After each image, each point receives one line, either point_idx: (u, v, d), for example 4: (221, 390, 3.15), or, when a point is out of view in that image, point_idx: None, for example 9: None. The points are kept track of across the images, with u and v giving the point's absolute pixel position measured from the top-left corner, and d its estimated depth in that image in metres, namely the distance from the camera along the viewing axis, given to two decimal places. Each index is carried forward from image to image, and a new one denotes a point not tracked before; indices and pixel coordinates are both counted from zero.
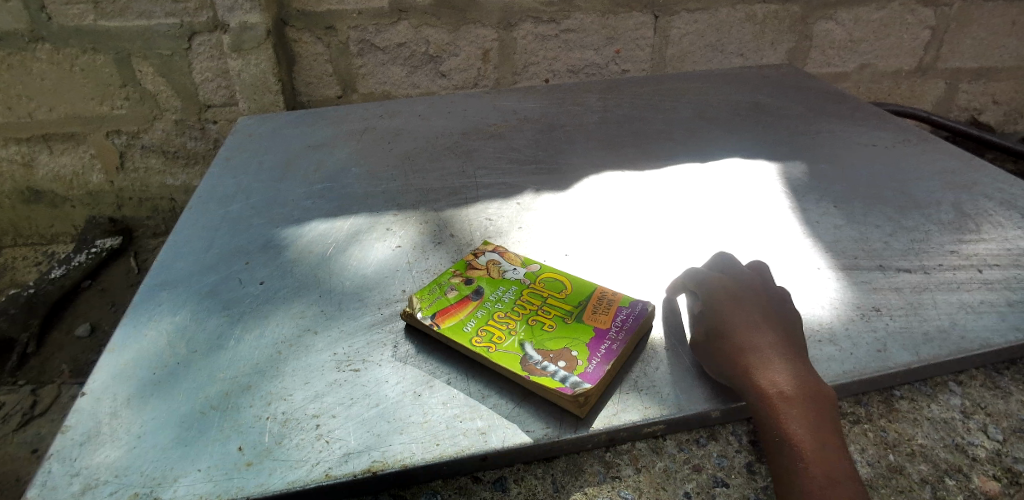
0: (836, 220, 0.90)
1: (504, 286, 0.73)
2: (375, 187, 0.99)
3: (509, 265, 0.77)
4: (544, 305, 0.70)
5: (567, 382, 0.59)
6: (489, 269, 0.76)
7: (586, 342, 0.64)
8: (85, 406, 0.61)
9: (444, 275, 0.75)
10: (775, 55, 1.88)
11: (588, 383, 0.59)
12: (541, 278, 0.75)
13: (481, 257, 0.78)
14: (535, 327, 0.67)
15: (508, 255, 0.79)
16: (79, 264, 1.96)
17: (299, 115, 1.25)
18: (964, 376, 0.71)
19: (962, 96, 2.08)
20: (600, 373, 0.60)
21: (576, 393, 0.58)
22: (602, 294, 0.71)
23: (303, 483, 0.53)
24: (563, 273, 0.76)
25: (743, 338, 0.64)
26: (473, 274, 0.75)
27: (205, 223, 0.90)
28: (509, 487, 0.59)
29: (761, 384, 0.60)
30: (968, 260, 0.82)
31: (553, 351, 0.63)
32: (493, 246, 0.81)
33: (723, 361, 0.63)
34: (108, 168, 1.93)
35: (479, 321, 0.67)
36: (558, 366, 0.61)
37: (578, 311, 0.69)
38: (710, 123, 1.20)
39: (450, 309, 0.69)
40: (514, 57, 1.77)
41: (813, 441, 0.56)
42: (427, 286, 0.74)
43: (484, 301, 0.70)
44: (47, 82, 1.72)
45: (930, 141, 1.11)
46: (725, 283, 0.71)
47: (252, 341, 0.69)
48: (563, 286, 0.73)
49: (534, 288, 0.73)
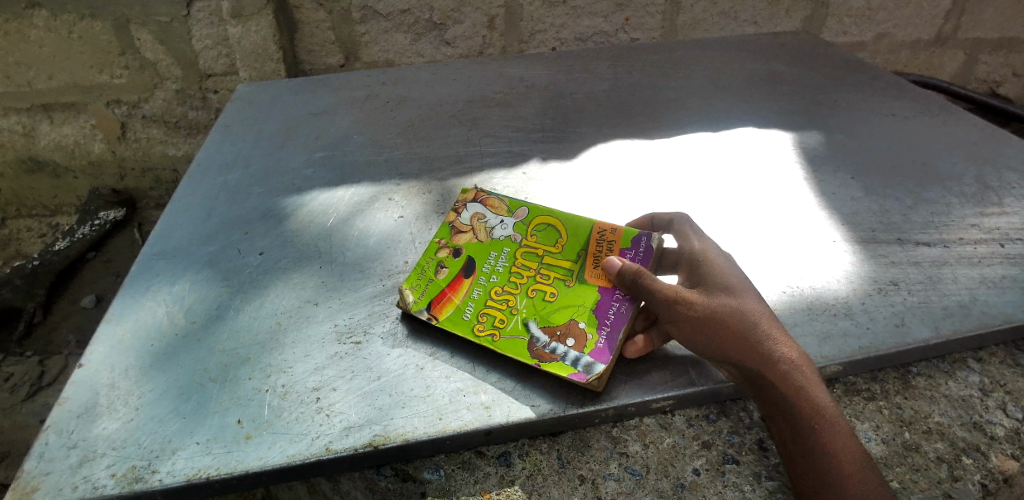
0: (853, 192, 0.87)
1: (495, 251, 0.69)
2: (377, 155, 0.96)
3: (494, 217, 0.73)
4: (540, 268, 0.67)
5: (578, 367, 0.58)
6: (475, 230, 0.72)
7: (592, 311, 0.62)
8: (83, 377, 0.60)
9: (431, 252, 0.70)
10: (790, 23, 1.81)
11: (600, 364, 0.57)
12: (534, 231, 0.71)
13: (464, 214, 0.73)
14: (537, 300, 0.64)
15: (488, 203, 0.74)
16: (84, 236, 1.94)
17: (300, 81, 1.22)
18: (983, 353, 0.69)
19: (981, 68, 2.01)
20: (609, 347, 0.59)
21: (590, 378, 0.56)
22: (599, 238, 0.67)
23: (303, 457, 0.53)
24: (554, 215, 0.71)
25: (738, 307, 0.58)
26: (459, 241, 0.71)
27: (202, 192, 0.88)
28: (513, 462, 0.58)
29: (771, 365, 0.56)
30: (988, 234, 0.79)
31: (559, 327, 0.61)
32: (473, 195, 0.76)
33: (718, 333, 0.56)
34: (109, 138, 1.90)
35: (477, 300, 0.64)
36: (567, 347, 0.59)
37: (578, 270, 0.66)
38: (723, 92, 1.16)
39: (444, 297, 0.65)
40: (520, 25, 1.71)
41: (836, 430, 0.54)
42: (414, 270, 0.69)
43: (480, 275, 0.67)
44: (45, 50, 1.69)
45: (952, 112, 1.07)
46: (698, 243, 0.64)
47: (251, 312, 0.67)
48: (557, 235, 0.70)
49: (530, 245, 0.69)
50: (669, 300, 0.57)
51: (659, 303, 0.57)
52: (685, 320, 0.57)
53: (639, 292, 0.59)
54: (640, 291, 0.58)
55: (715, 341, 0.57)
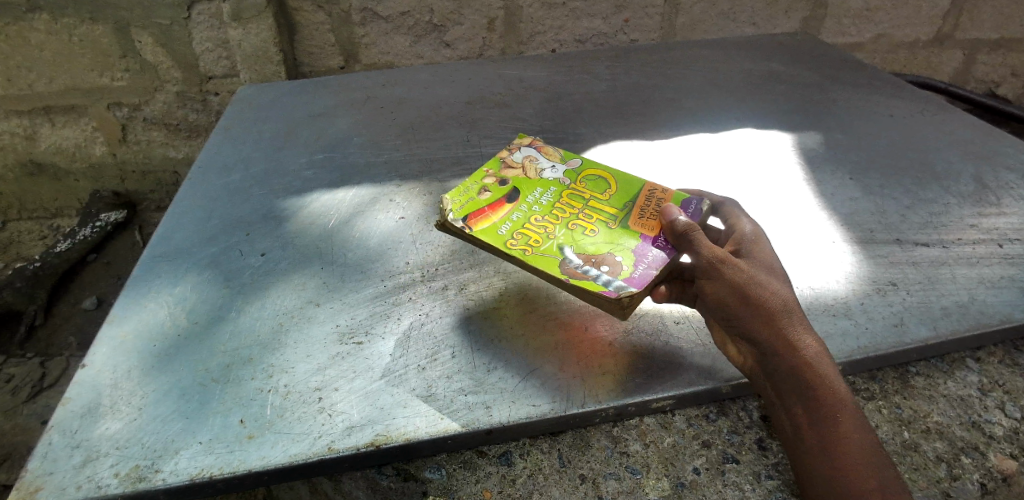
0: (852, 192, 0.87)
1: (541, 188, 0.72)
2: (377, 157, 0.96)
3: (547, 163, 0.76)
4: (585, 210, 0.69)
5: (610, 286, 0.57)
6: (526, 168, 0.75)
7: (632, 247, 0.62)
8: (85, 378, 0.60)
9: (479, 176, 0.72)
10: (789, 24, 1.82)
11: (631, 286, 0.57)
12: (584, 180, 0.73)
13: (516, 155, 0.77)
14: (576, 231, 0.65)
15: (544, 151, 0.78)
16: (84, 238, 1.93)
17: (300, 83, 1.22)
18: (982, 352, 0.69)
19: (979, 68, 2.01)
20: (645, 277, 0.58)
21: (619, 295, 0.56)
22: (648, 194, 0.70)
23: (305, 457, 0.53)
24: (603, 170, 0.75)
25: (779, 289, 0.57)
26: (509, 174, 0.73)
27: (204, 194, 0.88)
28: (514, 461, 0.59)
29: (790, 351, 0.55)
30: (987, 234, 0.80)
31: (595, 257, 0.61)
32: (528, 142, 0.80)
33: (754, 308, 0.56)
34: (110, 141, 1.91)
35: (517, 222, 0.65)
36: (600, 271, 0.59)
37: (622, 216, 0.67)
38: (722, 93, 1.17)
39: (484, 212, 0.66)
40: (519, 26, 1.72)
41: (850, 429, 0.53)
42: (461, 185, 0.70)
43: (523, 206, 0.68)
44: (46, 53, 1.69)
45: (950, 112, 1.07)
46: (751, 226, 0.65)
47: (253, 313, 0.67)
48: (606, 186, 0.72)
49: (577, 190, 0.72)
50: (712, 264, 0.57)
51: (704, 265, 0.57)
52: (724, 286, 0.56)
53: (686, 247, 0.59)
54: (687, 246, 0.58)
55: (749, 316, 0.56)
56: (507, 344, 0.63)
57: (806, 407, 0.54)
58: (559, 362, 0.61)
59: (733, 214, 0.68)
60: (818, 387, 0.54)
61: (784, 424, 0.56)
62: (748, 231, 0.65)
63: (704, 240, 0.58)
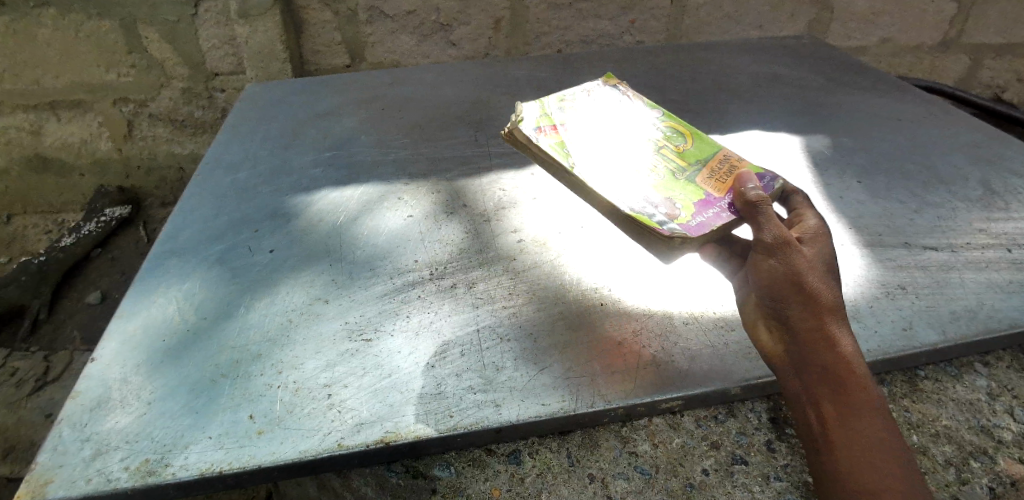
0: (859, 196, 0.87)
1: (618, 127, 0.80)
2: (385, 155, 0.97)
3: (629, 108, 0.84)
4: (653, 155, 0.75)
5: (665, 226, 0.62)
6: (606, 107, 0.83)
7: (694, 202, 0.66)
8: (95, 372, 0.60)
9: (561, 103, 0.82)
10: (795, 28, 1.82)
11: (685, 231, 0.61)
12: (660, 132, 0.79)
13: (600, 96, 0.86)
14: (643, 171, 0.71)
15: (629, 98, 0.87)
16: (89, 233, 1.94)
17: (307, 81, 1.22)
18: (991, 358, 0.70)
19: (985, 73, 2.01)
20: (702, 227, 0.62)
21: (672, 233, 0.61)
22: (723, 157, 0.74)
23: (314, 453, 0.53)
24: (683, 128, 0.80)
25: (833, 287, 0.57)
26: (591, 107, 0.83)
27: (212, 191, 0.89)
28: (523, 460, 0.59)
29: (822, 347, 0.55)
30: (995, 239, 0.79)
31: (656, 197, 0.67)
32: (614, 87, 0.88)
33: (806, 297, 0.55)
34: (115, 137, 1.91)
35: (585, 149, 0.73)
36: (659, 213, 0.64)
37: (690, 170, 0.72)
38: (728, 95, 1.16)
39: (558, 132, 0.75)
40: (525, 27, 1.72)
41: (878, 434, 0.53)
42: (547, 108, 0.80)
43: (594, 137, 0.76)
44: (53, 49, 1.70)
45: (958, 117, 1.07)
46: (817, 220, 0.63)
47: (262, 309, 0.67)
48: (683, 142, 0.78)
49: (651, 138, 0.78)
50: (776, 244, 0.57)
51: (766, 244, 0.57)
52: (781, 267, 0.56)
53: (753, 221, 0.59)
54: (754, 218, 0.59)
55: (799, 304, 0.55)
56: (517, 342, 0.63)
57: (837, 404, 0.54)
58: (567, 362, 0.61)
59: (798, 209, 0.66)
60: (853, 387, 0.54)
61: (807, 419, 0.55)
62: (814, 225, 0.62)
63: (774, 219, 0.58)
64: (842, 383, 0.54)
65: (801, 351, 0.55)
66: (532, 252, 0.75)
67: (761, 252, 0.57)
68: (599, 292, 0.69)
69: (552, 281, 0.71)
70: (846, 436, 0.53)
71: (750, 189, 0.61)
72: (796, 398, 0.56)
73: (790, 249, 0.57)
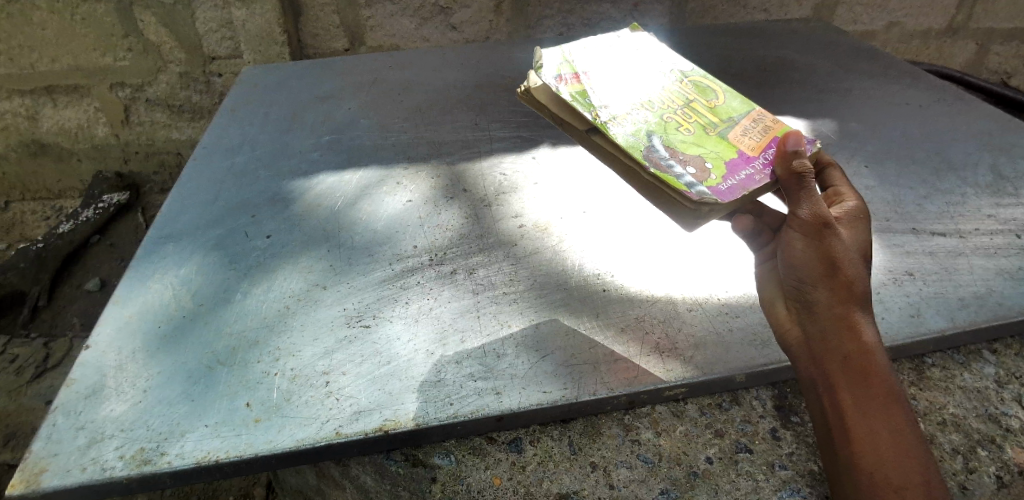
0: (868, 181, 0.85)
1: (645, 77, 0.76)
2: (384, 140, 0.95)
3: (656, 57, 0.80)
4: (683, 108, 0.71)
5: (692, 189, 0.58)
6: (631, 55, 0.80)
7: (726, 163, 0.63)
8: (90, 359, 0.60)
9: (582, 48, 0.79)
10: (801, 11, 1.78)
11: (715, 197, 0.58)
12: (689, 85, 0.75)
13: (623, 43, 0.82)
14: (671, 127, 0.68)
15: (655, 47, 0.82)
16: (87, 219, 1.92)
17: (305, 65, 1.20)
18: (998, 345, 0.69)
19: (993, 58, 1.98)
20: (732, 192, 0.59)
21: (701, 200, 0.57)
22: (757, 114, 0.70)
23: (313, 442, 0.52)
24: (714, 80, 0.76)
25: (865, 274, 0.55)
26: (613, 53, 0.79)
27: (209, 175, 0.87)
28: (524, 448, 0.59)
29: (844, 335, 0.54)
30: (1004, 225, 0.78)
31: (683, 155, 0.63)
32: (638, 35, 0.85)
33: (834, 282, 0.54)
34: (112, 122, 1.89)
35: (610, 101, 0.70)
36: (686, 175, 0.60)
37: (722, 127, 0.69)
38: (734, 79, 1.14)
39: (579, 80, 0.71)
40: (527, 10, 1.68)
41: (897, 426, 0.52)
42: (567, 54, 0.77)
43: (616, 84, 0.74)
44: (47, 32, 1.67)
45: (969, 102, 1.05)
46: (855, 204, 0.61)
47: (260, 295, 0.66)
48: (714, 96, 0.74)
49: (680, 91, 0.74)
50: (814, 223, 0.54)
51: (802, 221, 0.54)
52: (814, 248, 0.54)
53: (792, 194, 0.56)
54: (793, 190, 0.55)
55: (824, 289, 0.54)
56: (518, 328, 0.62)
57: (854, 394, 0.53)
58: (568, 349, 0.60)
59: (836, 186, 0.64)
60: (873, 377, 0.53)
61: (821, 406, 0.54)
62: (852, 208, 0.61)
63: (816, 197, 0.55)
64: (860, 371, 0.53)
65: (821, 336, 0.54)
66: (534, 237, 0.74)
67: (795, 230, 0.55)
68: (602, 278, 0.68)
69: (554, 267, 0.70)
70: (861, 427, 0.52)
71: (796, 156, 0.56)
72: (812, 384, 0.55)
73: (827, 228, 0.54)
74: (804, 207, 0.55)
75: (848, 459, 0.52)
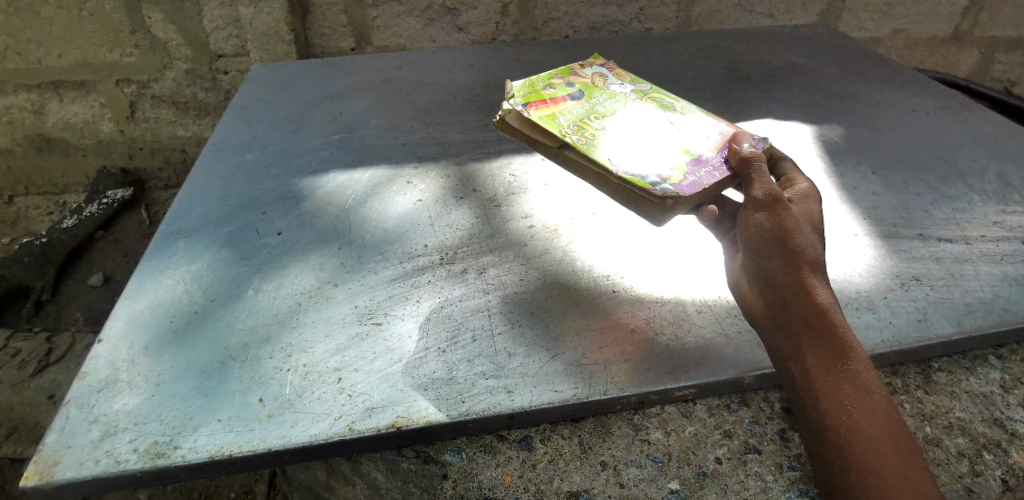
0: (875, 187, 0.86)
1: (608, 95, 0.80)
2: (394, 139, 0.95)
3: (615, 80, 0.85)
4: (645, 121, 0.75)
5: (657, 186, 0.61)
6: (595, 79, 0.84)
7: (686, 164, 0.66)
8: (103, 353, 0.60)
9: (550, 76, 0.82)
10: (806, 17, 1.79)
11: (679, 191, 0.61)
12: (649, 101, 0.80)
13: (588, 69, 0.86)
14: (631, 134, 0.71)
15: (615, 72, 0.87)
16: (91, 215, 1.93)
17: (314, 63, 1.21)
18: (1004, 350, 0.69)
19: (996, 66, 1.98)
20: (694, 187, 0.62)
21: (665, 195, 0.60)
22: (711, 124, 0.75)
23: (325, 437, 0.53)
24: (670, 98, 0.82)
25: (817, 243, 0.58)
26: (578, 78, 0.83)
27: (220, 172, 0.88)
28: (534, 446, 0.59)
29: (803, 303, 0.55)
30: (1010, 232, 0.78)
31: (649, 159, 0.66)
32: (601, 63, 0.89)
33: (787, 251, 0.56)
34: (118, 118, 1.89)
35: (577, 117, 0.72)
36: (651, 175, 0.63)
37: (680, 133, 0.73)
38: (742, 83, 1.15)
39: (546, 102, 0.74)
40: (534, 12, 1.68)
41: (861, 382, 0.54)
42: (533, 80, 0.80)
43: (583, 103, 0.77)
44: (56, 28, 1.68)
45: (975, 109, 1.05)
46: (807, 183, 0.65)
47: (271, 292, 0.67)
48: (671, 109, 0.79)
49: (642, 106, 0.78)
50: (766, 198, 0.58)
51: (756, 200, 0.59)
52: (771, 221, 0.57)
53: (748, 179, 0.61)
54: (748, 176, 0.62)
55: (778, 257, 0.56)
56: (528, 328, 0.63)
57: (818, 353, 0.54)
58: (579, 349, 0.61)
59: (789, 169, 0.68)
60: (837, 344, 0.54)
61: (788, 369, 0.55)
62: (803, 189, 0.63)
63: (766, 178, 0.60)
64: (822, 337, 0.55)
65: (779, 304, 0.56)
66: (544, 237, 0.75)
67: (749, 207, 0.59)
68: (612, 279, 0.68)
69: (564, 267, 0.70)
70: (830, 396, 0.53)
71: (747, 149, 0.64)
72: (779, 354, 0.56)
73: (779, 204, 0.58)
74: (757, 188, 0.60)
75: (817, 416, 0.53)
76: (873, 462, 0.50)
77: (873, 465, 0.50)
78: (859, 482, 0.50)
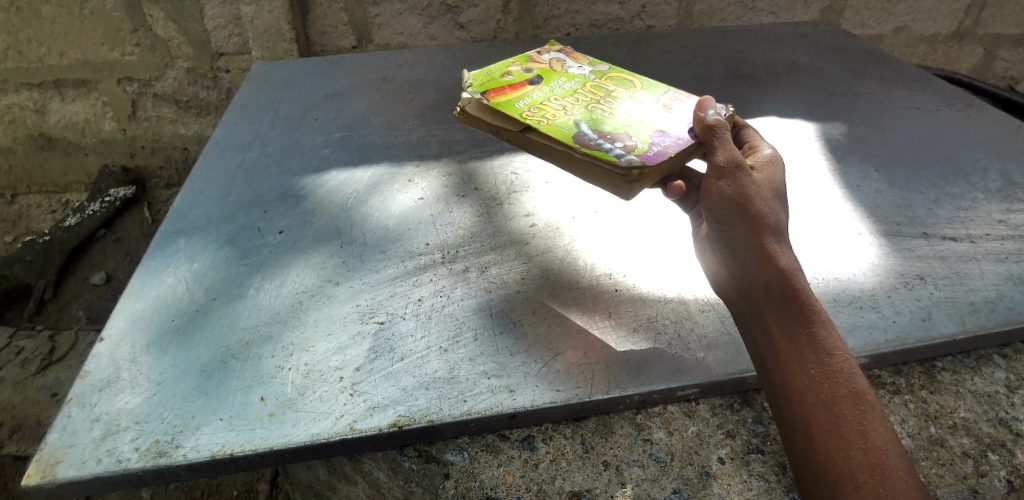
0: (878, 185, 0.85)
1: (567, 79, 0.81)
2: (395, 137, 0.95)
3: (574, 64, 0.86)
4: (605, 99, 0.76)
5: (622, 158, 0.62)
6: (552, 64, 0.85)
7: (648, 135, 0.67)
8: (104, 352, 0.60)
9: (508, 64, 0.82)
10: (808, 14, 1.78)
11: (643, 161, 0.61)
12: (607, 80, 0.81)
13: (545, 55, 0.87)
14: (593, 113, 0.71)
15: (573, 57, 0.88)
16: (93, 213, 1.92)
17: (316, 61, 1.21)
18: (1009, 350, 0.69)
19: (1000, 64, 1.98)
20: (658, 156, 0.63)
21: (629, 166, 0.61)
22: (671, 97, 0.76)
23: (327, 436, 0.53)
24: (627, 75, 0.83)
25: (778, 210, 0.59)
26: (536, 64, 0.84)
27: (221, 170, 0.87)
28: (537, 446, 0.59)
29: (767, 269, 0.56)
30: (1015, 231, 0.78)
31: (613, 134, 0.67)
32: (558, 48, 0.90)
33: (749, 218, 0.57)
34: (119, 116, 1.89)
35: (535, 101, 0.73)
36: (614, 147, 0.64)
37: (642, 107, 0.74)
38: (745, 81, 1.14)
39: (504, 90, 0.75)
40: (535, 10, 1.68)
41: (826, 346, 0.54)
42: (487, 70, 0.80)
43: (541, 86, 0.78)
44: (57, 26, 1.67)
45: (979, 107, 1.04)
46: (770, 151, 0.67)
47: (272, 290, 0.67)
48: (631, 85, 0.80)
49: (602, 85, 0.80)
50: (728, 165, 0.59)
51: (717, 166, 0.60)
52: (733, 184, 0.58)
53: (711, 145, 0.62)
54: (710, 142, 0.62)
55: (743, 225, 0.57)
56: (530, 327, 0.62)
57: (781, 319, 0.55)
58: (581, 350, 0.60)
59: (754, 140, 0.71)
60: (801, 311, 0.55)
61: (756, 340, 0.56)
62: (766, 156, 0.66)
63: (728, 143, 0.61)
64: (786, 304, 0.55)
65: (744, 272, 0.57)
66: (545, 236, 0.74)
67: (710, 174, 0.60)
68: (614, 278, 0.68)
69: (566, 266, 0.70)
70: (796, 365, 0.54)
71: (710, 115, 0.64)
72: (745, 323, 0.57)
73: (741, 170, 0.59)
74: (720, 154, 0.61)
75: (779, 381, 0.54)
76: (833, 424, 0.51)
77: (834, 427, 0.51)
78: (818, 444, 0.51)
